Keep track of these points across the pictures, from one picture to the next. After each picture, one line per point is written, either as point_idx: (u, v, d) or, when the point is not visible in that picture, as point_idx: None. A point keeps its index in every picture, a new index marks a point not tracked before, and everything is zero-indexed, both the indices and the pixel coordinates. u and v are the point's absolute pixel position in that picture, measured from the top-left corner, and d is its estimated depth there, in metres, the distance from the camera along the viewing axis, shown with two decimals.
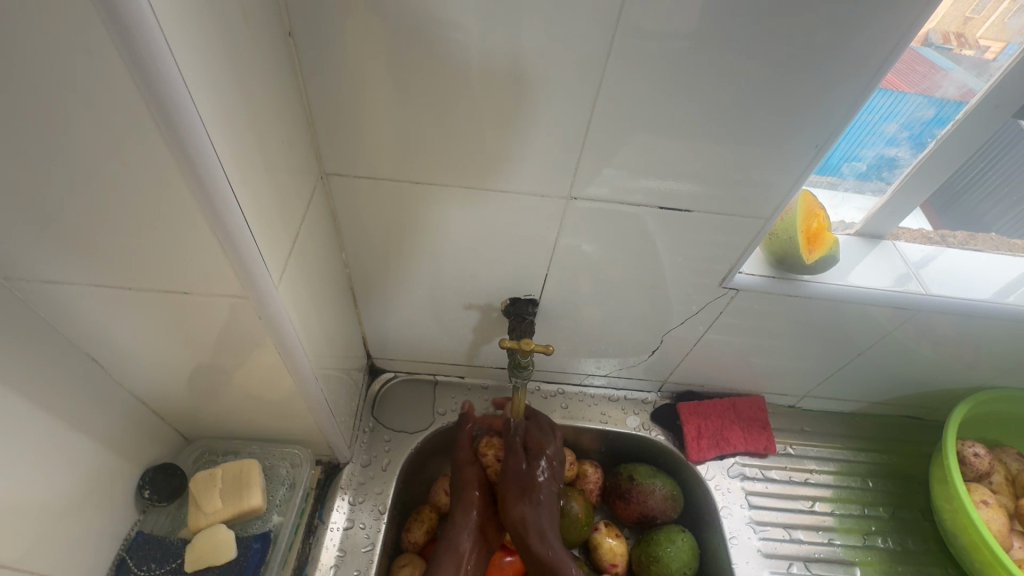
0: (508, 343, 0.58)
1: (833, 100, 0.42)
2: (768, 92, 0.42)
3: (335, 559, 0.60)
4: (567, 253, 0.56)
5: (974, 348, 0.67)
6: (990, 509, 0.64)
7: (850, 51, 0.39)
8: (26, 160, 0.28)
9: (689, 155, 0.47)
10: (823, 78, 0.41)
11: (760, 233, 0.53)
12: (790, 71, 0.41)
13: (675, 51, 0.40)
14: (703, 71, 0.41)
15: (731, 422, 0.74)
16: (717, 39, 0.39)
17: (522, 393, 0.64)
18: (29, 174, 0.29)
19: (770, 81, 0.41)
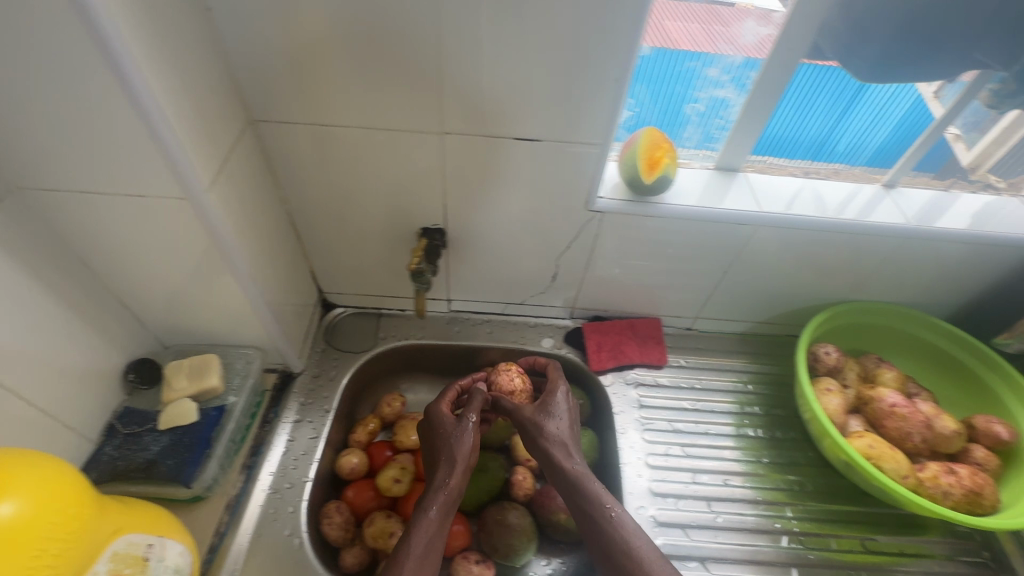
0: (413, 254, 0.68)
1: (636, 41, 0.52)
2: (584, 46, 0.53)
3: (285, 443, 0.74)
4: (460, 187, 0.68)
5: (824, 264, 0.79)
6: (831, 394, 0.75)
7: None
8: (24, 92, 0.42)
9: (535, 98, 0.57)
10: (624, 24, 0.51)
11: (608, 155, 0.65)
12: (599, 18, 0.51)
13: (502, 14, 0.51)
14: (530, 22, 0.51)
15: (629, 338, 0.87)
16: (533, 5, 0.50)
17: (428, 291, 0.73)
18: (28, 103, 0.43)
19: (583, 36, 0.52)
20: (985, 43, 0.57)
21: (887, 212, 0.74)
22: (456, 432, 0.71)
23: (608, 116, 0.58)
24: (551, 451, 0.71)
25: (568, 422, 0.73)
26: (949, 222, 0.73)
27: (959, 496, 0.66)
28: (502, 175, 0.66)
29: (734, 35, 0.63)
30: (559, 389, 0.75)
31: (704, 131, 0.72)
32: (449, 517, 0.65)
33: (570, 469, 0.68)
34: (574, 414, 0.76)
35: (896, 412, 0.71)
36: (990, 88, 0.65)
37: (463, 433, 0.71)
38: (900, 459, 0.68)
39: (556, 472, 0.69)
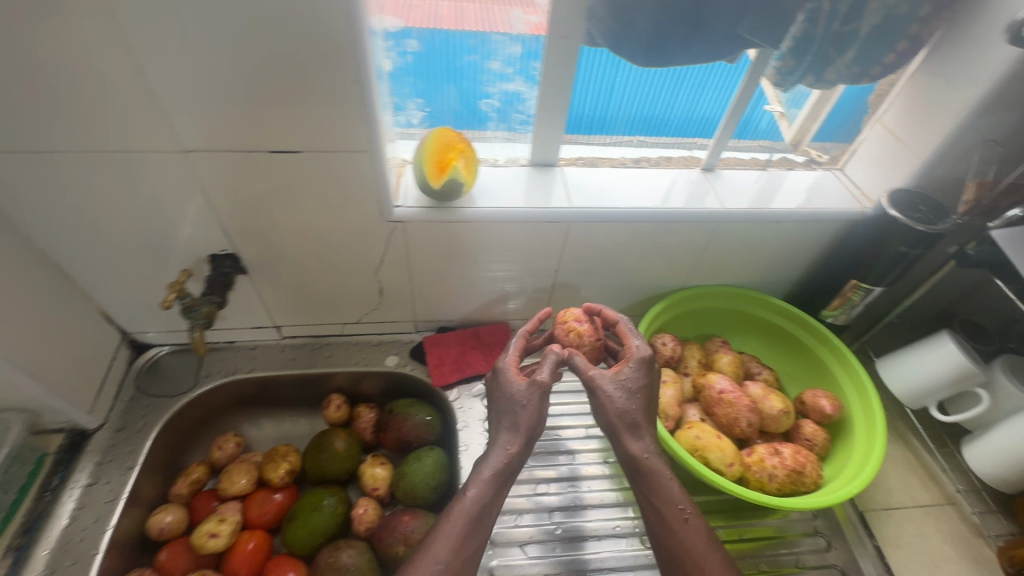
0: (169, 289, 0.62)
1: (359, 34, 0.48)
2: (302, 47, 0.48)
3: (72, 513, 0.65)
4: (234, 208, 0.61)
5: (654, 254, 0.77)
6: (666, 385, 0.73)
7: None
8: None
9: (273, 105, 0.52)
10: (339, 17, 0.46)
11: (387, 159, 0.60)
12: (309, 12, 0.46)
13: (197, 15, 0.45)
14: (231, 20, 0.45)
15: (474, 347, 0.83)
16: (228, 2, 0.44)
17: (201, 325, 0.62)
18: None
19: (300, 35, 0.47)
20: (746, 20, 0.56)
21: (703, 197, 0.73)
22: (524, 401, 0.57)
23: (362, 121, 0.54)
24: (613, 427, 0.58)
25: (642, 401, 0.59)
26: (762, 202, 0.73)
27: (782, 476, 0.66)
28: (276, 191, 0.60)
29: (501, 25, 0.59)
30: (638, 354, 0.60)
31: (507, 128, 0.69)
32: (504, 494, 0.55)
33: (631, 455, 0.57)
34: (646, 389, 0.60)
35: (724, 398, 0.70)
36: (773, 64, 0.63)
37: (529, 405, 0.56)
38: (723, 447, 0.66)
39: (619, 454, 0.58)
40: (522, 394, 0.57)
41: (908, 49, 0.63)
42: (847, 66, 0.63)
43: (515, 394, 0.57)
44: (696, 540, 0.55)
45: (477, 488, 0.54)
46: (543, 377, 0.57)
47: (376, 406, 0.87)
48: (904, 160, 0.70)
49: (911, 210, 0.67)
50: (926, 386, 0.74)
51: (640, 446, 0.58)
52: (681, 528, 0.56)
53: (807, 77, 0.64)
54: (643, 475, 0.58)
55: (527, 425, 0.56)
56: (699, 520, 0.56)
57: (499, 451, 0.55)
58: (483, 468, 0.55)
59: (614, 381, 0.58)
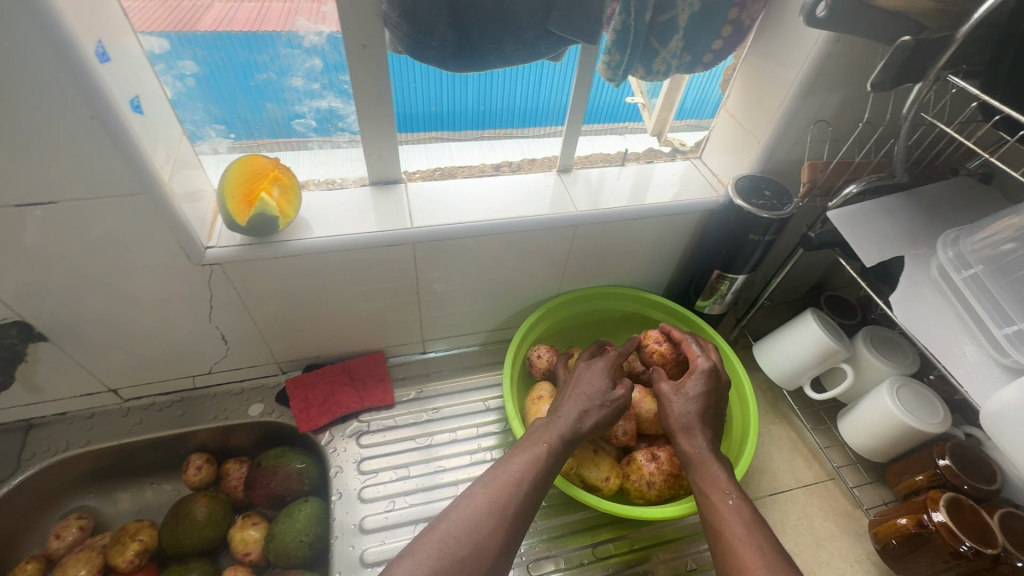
0: None
1: (83, 64, 0.40)
2: (11, 82, 0.40)
3: None
4: (1, 273, 0.52)
5: (520, 265, 0.74)
6: (542, 402, 0.70)
7: (36, 13, 0.37)
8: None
9: (2, 154, 0.43)
10: (48, 47, 0.39)
11: (177, 196, 0.52)
12: (5, 43, 0.38)
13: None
14: None
15: (344, 383, 0.77)
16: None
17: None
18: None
19: (2, 68, 0.39)
20: (554, 16, 0.52)
21: (557, 202, 0.69)
22: (607, 398, 0.61)
23: (124, 161, 0.46)
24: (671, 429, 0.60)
25: (706, 408, 0.61)
26: (621, 200, 0.71)
27: (661, 483, 0.64)
28: (48, 249, 0.52)
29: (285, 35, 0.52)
30: (701, 365, 0.63)
31: (331, 138, 0.63)
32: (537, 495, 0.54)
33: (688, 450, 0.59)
34: (713, 400, 0.62)
35: None
36: (603, 59, 0.60)
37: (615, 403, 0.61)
38: (598, 462, 0.64)
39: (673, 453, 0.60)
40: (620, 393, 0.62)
41: (733, 34, 0.61)
42: (674, 56, 0.60)
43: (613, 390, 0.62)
44: (734, 521, 0.52)
45: (545, 446, 0.57)
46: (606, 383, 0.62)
47: (249, 459, 0.79)
48: (749, 145, 0.69)
49: (758, 197, 0.66)
50: (796, 368, 0.74)
51: (694, 445, 0.59)
52: (721, 511, 0.54)
53: (638, 70, 0.61)
54: (695, 471, 0.58)
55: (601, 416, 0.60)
56: (744, 504, 0.54)
57: (568, 419, 0.59)
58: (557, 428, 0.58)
59: (678, 390, 0.62)
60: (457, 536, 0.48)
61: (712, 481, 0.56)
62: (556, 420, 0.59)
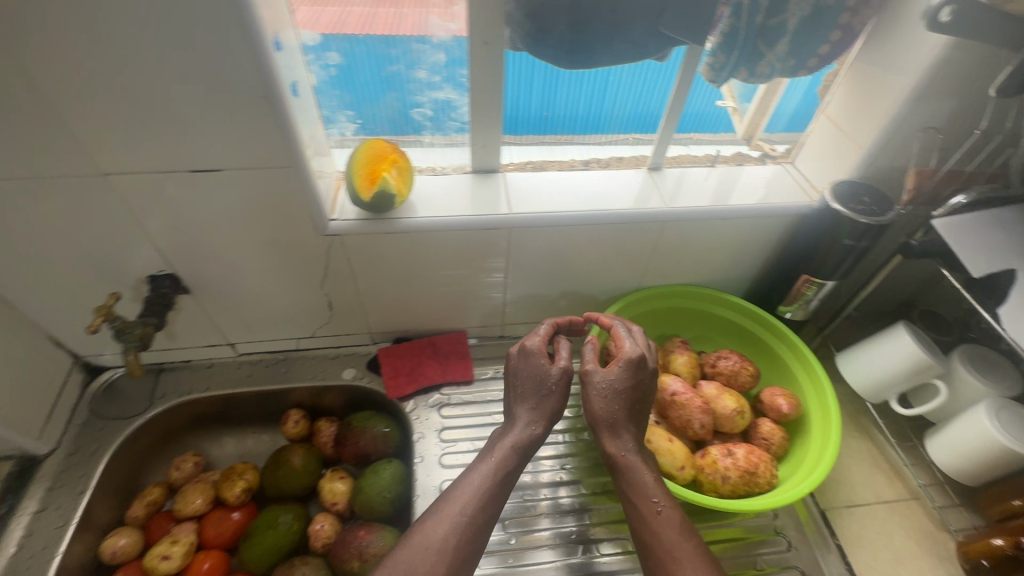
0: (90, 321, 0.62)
1: (264, 51, 0.47)
2: (204, 61, 0.47)
3: (19, 541, 0.65)
4: (164, 229, 0.61)
5: (602, 257, 0.76)
6: None
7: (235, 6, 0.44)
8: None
9: (187, 125, 0.51)
10: (239, 36, 0.46)
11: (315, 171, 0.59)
12: (208, 31, 0.45)
13: (94, 34, 0.44)
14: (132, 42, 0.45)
15: (429, 357, 0.82)
16: (122, 15, 0.43)
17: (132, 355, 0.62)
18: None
19: (201, 47, 0.46)
20: (665, 18, 0.55)
21: (645, 197, 0.71)
22: (551, 385, 0.62)
23: (279, 137, 0.53)
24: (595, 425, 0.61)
25: (627, 402, 0.61)
26: (711, 199, 0.72)
27: (735, 478, 0.64)
28: (204, 210, 0.59)
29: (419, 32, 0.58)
30: (627, 355, 0.61)
31: (444, 134, 0.68)
32: (499, 498, 0.57)
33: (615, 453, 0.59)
34: (637, 389, 0.61)
35: (676, 401, 0.69)
36: (706, 60, 0.63)
37: (554, 392, 0.61)
38: (673, 451, 0.65)
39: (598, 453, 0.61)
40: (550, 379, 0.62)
41: (841, 40, 0.61)
42: (781, 59, 0.61)
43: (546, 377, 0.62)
44: (669, 533, 0.54)
45: (499, 454, 0.59)
46: (565, 361, 0.62)
47: (338, 420, 0.86)
48: (849, 150, 0.69)
49: (857, 202, 0.66)
50: (884, 379, 0.73)
51: (617, 445, 0.60)
52: (655, 515, 0.56)
53: (740, 72, 0.63)
54: (620, 473, 0.59)
55: (550, 410, 0.61)
56: (674, 511, 0.56)
57: (522, 430, 0.61)
58: (510, 435, 0.60)
59: (600, 381, 0.60)
60: (423, 551, 0.52)
61: (638, 486, 0.58)
62: (511, 428, 0.62)
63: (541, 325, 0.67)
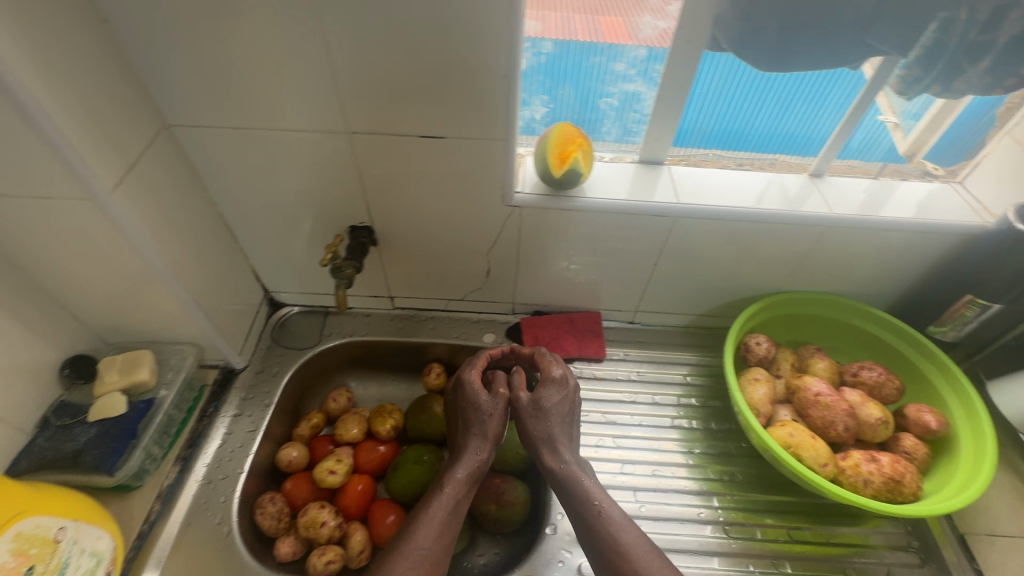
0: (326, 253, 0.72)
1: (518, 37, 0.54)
2: (466, 41, 0.54)
3: (223, 436, 0.76)
4: (379, 185, 0.70)
5: (751, 255, 0.79)
6: (759, 383, 0.75)
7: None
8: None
9: (432, 97, 0.59)
10: (503, 22, 0.53)
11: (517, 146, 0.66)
12: (480, 17, 0.52)
13: (388, 14, 0.52)
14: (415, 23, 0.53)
15: (566, 332, 0.88)
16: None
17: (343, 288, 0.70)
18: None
19: (467, 30, 0.53)
20: (874, 29, 0.58)
21: (765, 197, 0.74)
22: (490, 413, 0.72)
23: (504, 113, 0.60)
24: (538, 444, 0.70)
25: (560, 417, 0.71)
26: (875, 210, 0.73)
27: (878, 483, 0.66)
28: (416, 172, 0.68)
29: (631, 29, 0.64)
30: (556, 373, 0.73)
31: (620, 142, 0.76)
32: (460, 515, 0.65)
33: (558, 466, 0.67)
34: (571, 406, 0.72)
35: (820, 401, 0.71)
36: (898, 73, 0.64)
37: (494, 415, 0.71)
38: (815, 446, 0.67)
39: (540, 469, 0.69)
40: (485, 406, 0.72)
41: None
42: (981, 77, 0.62)
43: (480, 406, 0.72)
44: (625, 533, 0.61)
45: (453, 487, 0.66)
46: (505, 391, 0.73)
47: None
48: None
49: None
50: None
51: (557, 458, 0.69)
52: (603, 514, 0.63)
53: (934, 86, 0.64)
54: (566, 484, 0.67)
55: (494, 434, 0.71)
56: (612, 505, 0.64)
57: (470, 457, 0.69)
58: (459, 467, 0.68)
59: (529, 400, 0.71)
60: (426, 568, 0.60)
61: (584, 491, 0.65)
62: (460, 459, 0.69)
63: (479, 356, 0.77)
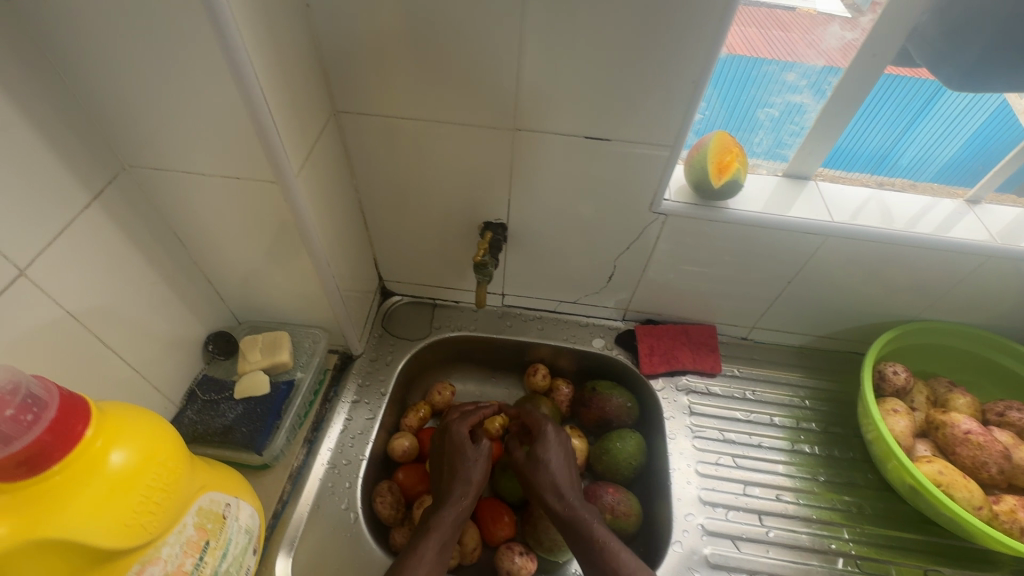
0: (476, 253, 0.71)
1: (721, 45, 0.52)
2: (666, 44, 0.53)
3: (343, 422, 0.77)
4: (527, 185, 0.69)
5: (895, 282, 0.76)
6: (899, 415, 0.72)
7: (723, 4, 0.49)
8: (130, 66, 0.44)
9: (610, 103, 0.58)
10: (710, 30, 0.51)
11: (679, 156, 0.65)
12: (685, 23, 0.51)
13: (591, 16, 0.51)
14: (617, 26, 0.52)
15: (682, 344, 0.86)
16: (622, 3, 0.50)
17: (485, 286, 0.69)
18: (129, 68, 0.44)
19: (670, 33, 0.52)
20: None
21: (862, 211, 0.71)
22: (473, 458, 0.74)
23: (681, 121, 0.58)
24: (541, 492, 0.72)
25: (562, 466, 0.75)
26: None
27: None
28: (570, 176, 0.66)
29: (812, 38, 0.62)
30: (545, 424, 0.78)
31: (767, 155, 0.74)
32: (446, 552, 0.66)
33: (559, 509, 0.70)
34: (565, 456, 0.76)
35: (971, 440, 0.67)
36: None
37: (477, 461, 0.74)
38: (969, 486, 0.64)
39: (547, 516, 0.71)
40: (472, 452, 0.74)
41: None
42: None
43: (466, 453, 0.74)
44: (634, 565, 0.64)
45: (441, 527, 0.67)
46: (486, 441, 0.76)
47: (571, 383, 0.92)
48: None
49: None
50: None
51: (555, 501, 0.71)
52: (609, 548, 0.66)
53: None
54: (567, 527, 0.70)
55: (474, 478, 0.72)
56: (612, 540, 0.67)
57: (456, 501, 0.70)
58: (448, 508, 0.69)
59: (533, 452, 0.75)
60: None
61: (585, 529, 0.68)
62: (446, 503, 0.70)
63: (462, 410, 0.80)
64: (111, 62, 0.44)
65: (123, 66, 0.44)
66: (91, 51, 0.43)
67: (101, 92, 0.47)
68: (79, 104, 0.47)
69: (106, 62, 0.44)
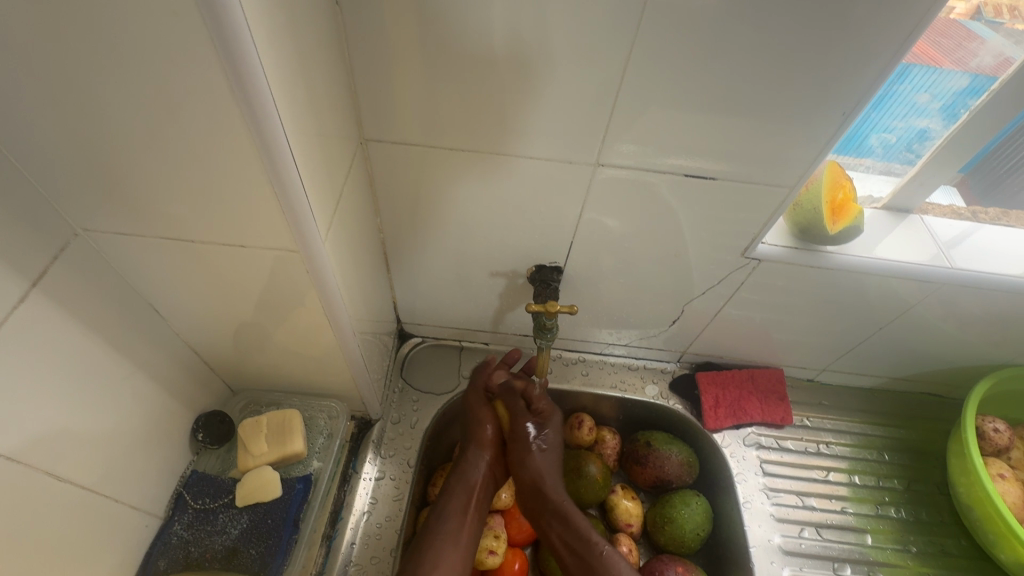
0: (534, 306, 0.61)
1: (849, 65, 0.43)
2: (780, 66, 0.44)
3: (367, 505, 0.64)
4: (591, 219, 0.59)
5: (1000, 327, 0.67)
6: (1006, 482, 0.66)
7: (856, 15, 0.40)
8: (91, 105, 0.31)
9: (699, 131, 0.49)
10: (838, 44, 0.42)
11: (784, 204, 0.55)
12: (807, 38, 0.42)
13: (693, 27, 0.42)
14: (722, 41, 0.43)
15: (749, 393, 0.76)
16: (734, 11, 0.41)
17: (546, 353, 0.65)
18: (88, 107, 0.31)
19: (787, 52, 0.43)
20: None
21: (959, 248, 0.62)
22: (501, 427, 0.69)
23: (781, 153, 0.50)
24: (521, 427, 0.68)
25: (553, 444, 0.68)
26: None
27: None
28: (640, 208, 0.57)
29: (967, 53, 0.51)
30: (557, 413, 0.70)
31: (885, 164, 0.61)
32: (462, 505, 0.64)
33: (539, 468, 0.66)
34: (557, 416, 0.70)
35: None
36: None
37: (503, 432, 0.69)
38: None
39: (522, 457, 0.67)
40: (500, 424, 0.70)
41: None
42: None
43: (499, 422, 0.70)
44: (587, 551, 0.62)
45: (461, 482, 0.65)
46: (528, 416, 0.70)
47: (616, 431, 0.79)
48: None
49: None
50: None
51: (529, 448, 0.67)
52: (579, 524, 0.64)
53: None
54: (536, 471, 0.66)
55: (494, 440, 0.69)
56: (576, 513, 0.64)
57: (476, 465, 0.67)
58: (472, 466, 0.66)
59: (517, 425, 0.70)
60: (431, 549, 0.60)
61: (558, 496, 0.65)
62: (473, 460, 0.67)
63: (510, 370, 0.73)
64: (65, 98, 0.31)
65: (81, 105, 0.31)
66: (33, 85, 0.30)
67: (46, 138, 0.33)
68: (18, 158, 0.34)
69: (57, 102, 0.31)
